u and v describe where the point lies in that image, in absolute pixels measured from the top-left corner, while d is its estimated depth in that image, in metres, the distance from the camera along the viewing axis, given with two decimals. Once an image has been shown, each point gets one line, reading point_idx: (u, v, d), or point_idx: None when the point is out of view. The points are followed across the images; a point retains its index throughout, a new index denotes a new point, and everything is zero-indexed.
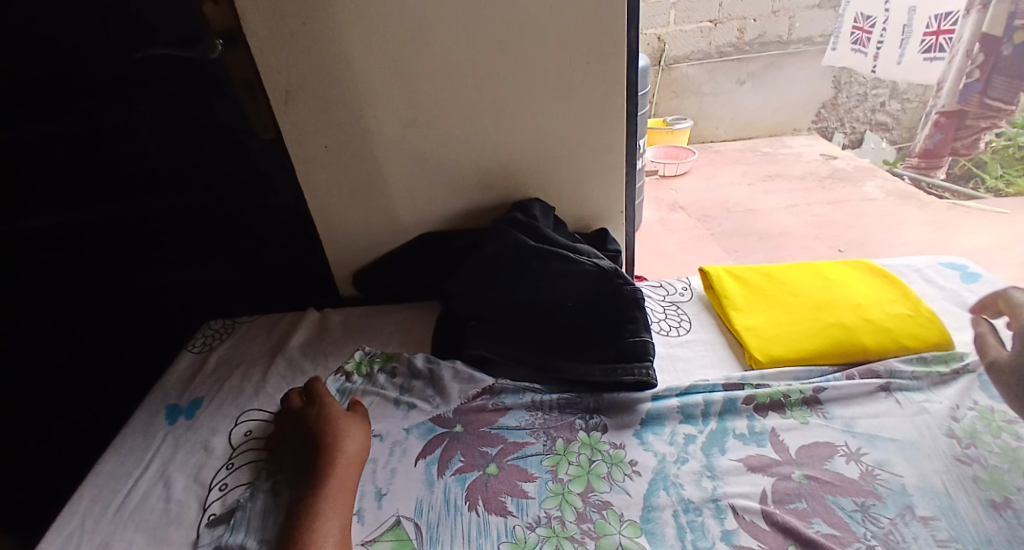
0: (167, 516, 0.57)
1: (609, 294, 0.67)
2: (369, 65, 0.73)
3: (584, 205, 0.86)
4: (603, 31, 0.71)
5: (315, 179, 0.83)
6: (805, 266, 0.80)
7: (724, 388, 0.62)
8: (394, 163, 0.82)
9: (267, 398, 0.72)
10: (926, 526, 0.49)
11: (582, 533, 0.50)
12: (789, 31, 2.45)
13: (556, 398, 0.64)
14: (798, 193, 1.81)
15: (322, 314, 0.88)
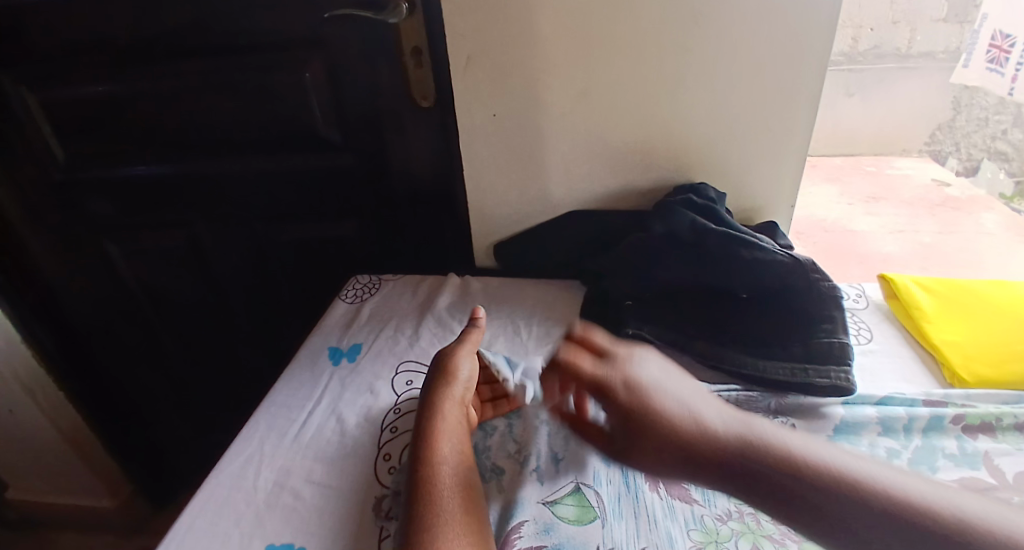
0: (344, 450, 0.59)
1: (802, 287, 0.64)
2: (557, 33, 0.73)
3: (749, 193, 0.84)
4: (809, 8, 0.68)
5: (475, 146, 0.84)
6: (1002, 284, 0.73)
7: (926, 404, 0.58)
8: (560, 136, 0.81)
9: (422, 350, 0.73)
10: None
11: (782, 534, 0.48)
12: (910, 44, 2.10)
13: (731, 389, 0.62)
14: (904, 217, 1.70)
15: (463, 279, 0.88)
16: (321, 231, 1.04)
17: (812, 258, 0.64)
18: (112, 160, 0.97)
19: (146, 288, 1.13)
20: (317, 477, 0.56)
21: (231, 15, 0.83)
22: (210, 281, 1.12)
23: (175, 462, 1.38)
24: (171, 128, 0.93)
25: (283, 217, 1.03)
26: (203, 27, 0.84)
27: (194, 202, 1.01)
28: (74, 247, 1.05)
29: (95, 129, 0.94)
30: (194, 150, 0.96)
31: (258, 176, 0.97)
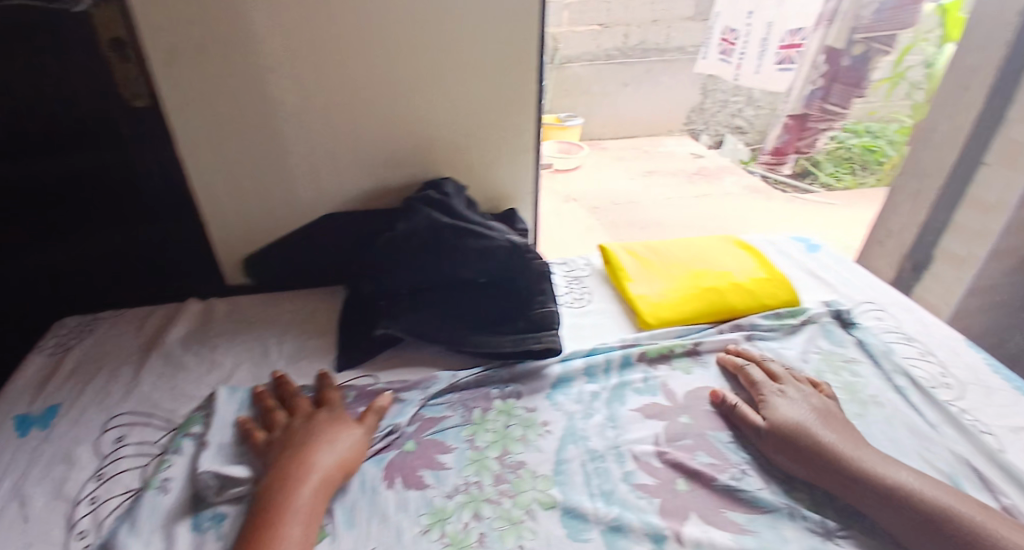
0: (21, 538, 0.49)
1: (522, 267, 0.70)
2: (269, 27, 0.68)
3: (495, 186, 0.89)
4: (516, 15, 0.74)
5: (201, 149, 0.75)
6: (683, 243, 0.92)
7: (620, 348, 0.71)
8: (295, 136, 0.77)
9: (141, 398, 0.64)
10: None
11: (500, 494, 0.53)
12: (666, 39, 2.56)
13: (468, 372, 0.67)
14: (673, 185, 1.99)
15: (206, 304, 0.79)
16: None
17: (529, 240, 0.71)
18: None
19: None
20: None
21: None
22: None
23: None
24: None
25: None
26: None
27: None
28: None
29: None
30: None
31: None
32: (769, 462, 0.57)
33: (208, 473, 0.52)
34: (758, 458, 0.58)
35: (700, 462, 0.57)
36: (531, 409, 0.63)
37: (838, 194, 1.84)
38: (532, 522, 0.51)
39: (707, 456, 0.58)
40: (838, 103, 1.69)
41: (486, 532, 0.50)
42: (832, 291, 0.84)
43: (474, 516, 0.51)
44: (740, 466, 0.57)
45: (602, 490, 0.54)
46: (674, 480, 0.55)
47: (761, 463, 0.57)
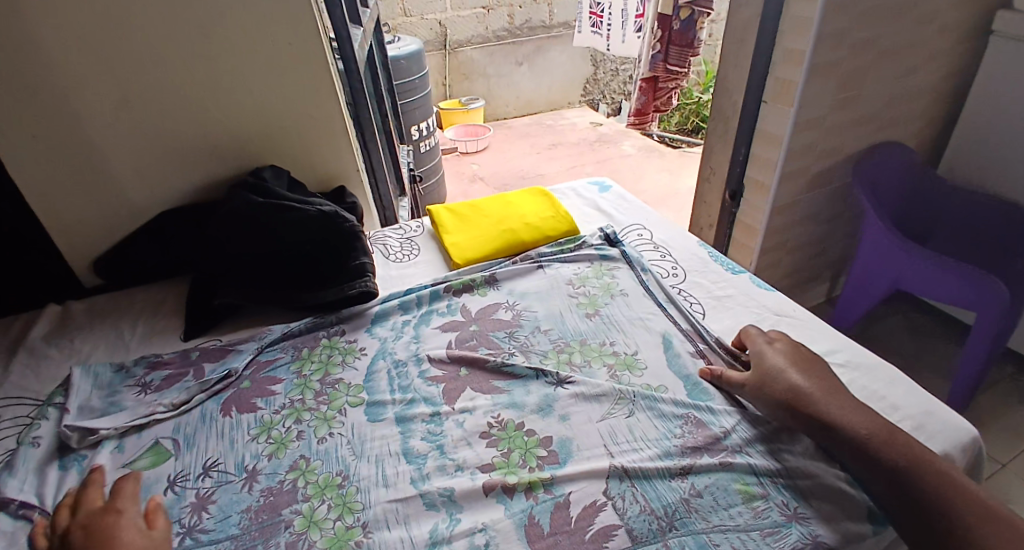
0: None
1: (333, 230, 0.85)
2: (65, 51, 0.77)
3: (322, 166, 1.03)
4: (295, 16, 0.88)
5: (29, 166, 0.84)
6: (495, 197, 1.11)
7: (431, 286, 0.88)
8: (117, 144, 0.87)
9: (8, 385, 0.73)
10: (546, 334, 0.79)
11: (317, 402, 0.69)
12: (549, 18, 3.84)
13: (300, 322, 0.82)
14: (575, 158, 3.43)
15: (66, 306, 0.89)
16: None
17: (338, 208, 0.86)
18: None
19: None
20: None
21: None
22: None
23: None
24: None
25: None
26: None
27: None
28: None
29: None
30: None
31: None
32: (531, 345, 0.77)
33: (68, 428, 0.65)
34: (523, 344, 0.77)
35: (483, 353, 0.75)
36: (352, 341, 0.78)
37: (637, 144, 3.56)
38: (342, 416, 0.67)
39: (487, 348, 0.76)
40: (676, 64, 1.98)
41: (304, 430, 0.66)
42: (611, 220, 1.07)
43: (295, 421, 0.67)
44: (511, 353, 0.75)
45: (401, 385, 0.71)
46: (459, 368, 0.73)
47: (525, 346, 0.77)
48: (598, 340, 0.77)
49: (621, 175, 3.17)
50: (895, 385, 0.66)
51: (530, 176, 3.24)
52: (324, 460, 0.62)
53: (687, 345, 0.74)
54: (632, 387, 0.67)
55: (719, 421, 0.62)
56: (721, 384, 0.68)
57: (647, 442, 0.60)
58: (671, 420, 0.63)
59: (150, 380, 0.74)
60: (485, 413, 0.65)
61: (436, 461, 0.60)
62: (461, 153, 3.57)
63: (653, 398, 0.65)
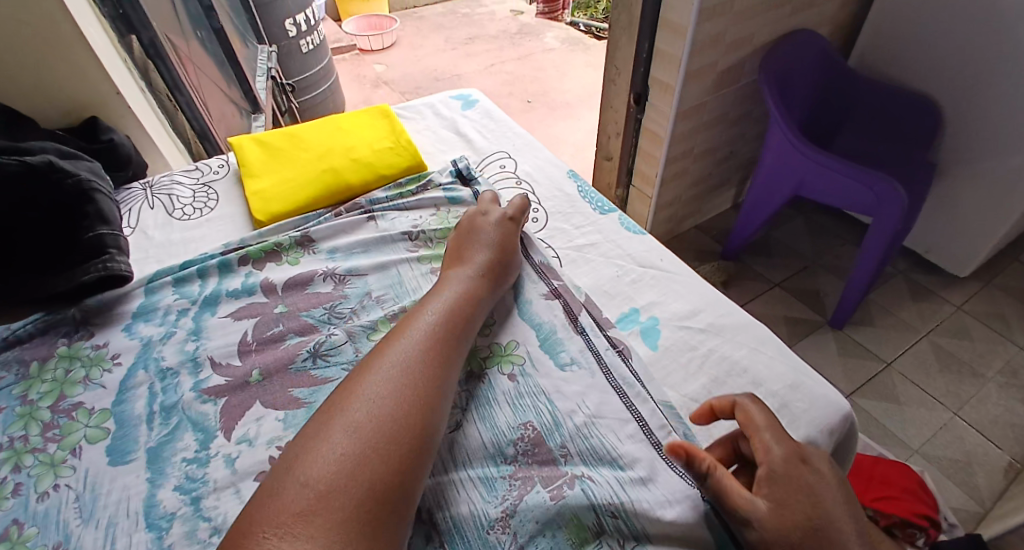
0: None
1: (52, 192, 0.62)
2: None
3: (65, 95, 0.78)
4: None
5: None
6: (325, 120, 0.88)
7: (221, 254, 0.68)
8: None
9: None
10: (376, 300, 0.63)
11: (45, 441, 0.50)
12: None
13: (30, 319, 0.60)
14: (491, 54, 3.06)
15: None
16: None
17: (55, 158, 0.62)
18: None
19: None
20: None
21: None
22: None
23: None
24: None
25: None
26: None
27: None
28: None
29: None
30: None
31: None
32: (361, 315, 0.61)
33: None
34: (348, 318, 0.61)
35: (289, 343, 0.58)
36: (101, 345, 0.59)
37: (560, 35, 3.22)
38: (75, 459, 0.49)
39: (297, 335, 0.59)
40: None
41: (23, 482, 0.48)
42: (468, 147, 0.88)
43: (12, 470, 0.48)
44: (328, 332, 0.59)
45: (164, 405, 0.53)
46: (250, 372, 0.55)
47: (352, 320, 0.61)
48: None
49: (542, 73, 2.87)
50: (759, 352, 0.54)
51: (445, 78, 2.86)
52: (42, 528, 0.45)
53: (540, 287, 0.62)
54: (478, 360, 0.54)
55: (577, 379, 0.53)
56: (577, 330, 0.57)
57: (466, 470, 0.46)
58: (505, 435, 0.48)
59: None
60: (268, 443, 0.50)
61: (184, 525, 0.45)
62: (361, 51, 3.10)
63: (493, 378, 0.53)
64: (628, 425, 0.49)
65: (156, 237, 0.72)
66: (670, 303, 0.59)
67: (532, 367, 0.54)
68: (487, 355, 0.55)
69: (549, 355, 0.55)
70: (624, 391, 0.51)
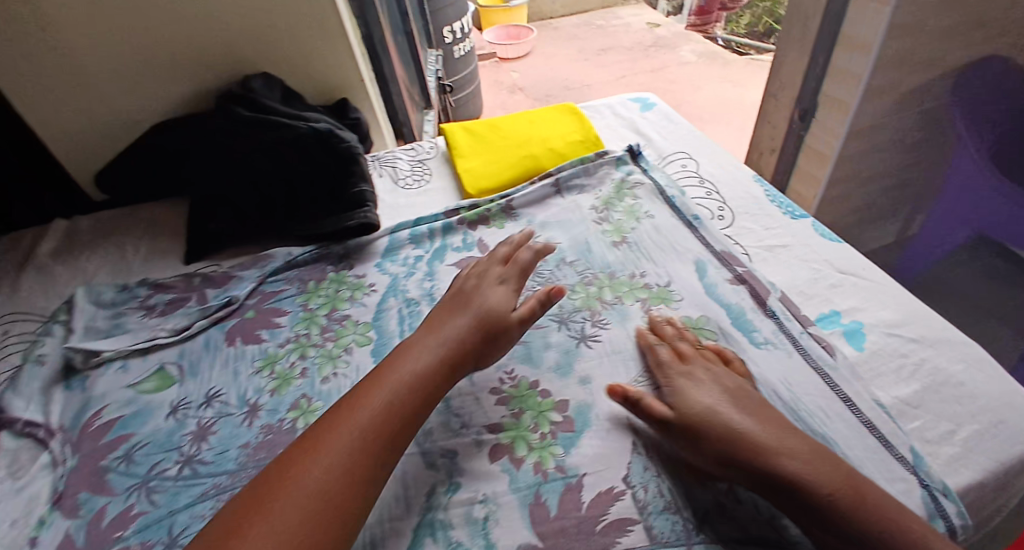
0: None
1: (329, 152, 0.84)
2: None
3: (325, 78, 0.99)
4: None
5: (15, 81, 0.86)
6: (521, 113, 1.00)
7: (444, 217, 0.87)
8: (101, 55, 0.86)
9: (13, 304, 0.81)
10: (570, 266, 0.75)
11: (323, 339, 0.72)
12: None
13: (305, 250, 0.83)
14: (628, 63, 3.09)
15: (72, 223, 0.96)
16: None
17: (332, 128, 0.84)
18: None
19: None
20: None
21: None
22: None
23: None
24: None
25: None
26: None
27: None
28: None
29: None
30: None
31: None
32: (552, 272, 0.75)
33: (103, 364, 0.71)
34: (546, 278, 0.74)
35: None
36: (360, 275, 0.80)
37: (701, 47, 3.15)
38: (347, 355, 0.70)
39: None
40: None
41: (309, 366, 0.69)
42: (647, 146, 0.94)
43: (300, 356, 0.70)
44: (532, 287, 0.72)
45: (410, 324, 0.73)
46: None
47: (548, 279, 0.74)
48: (626, 272, 0.73)
49: (681, 85, 2.83)
50: (978, 369, 0.54)
51: (581, 84, 2.95)
52: (323, 402, 0.64)
53: (725, 273, 0.70)
54: (674, 331, 0.64)
55: (773, 356, 0.58)
56: (766, 314, 0.63)
57: None
58: None
59: (154, 303, 0.79)
60: (496, 367, 0.64)
61: (439, 416, 0.60)
62: (504, 57, 3.29)
63: (691, 347, 0.62)
64: (837, 405, 0.52)
65: (388, 199, 0.93)
66: (871, 310, 0.62)
67: (726, 342, 0.61)
68: (681, 326, 0.64)
69: (743, 334, 0.61)
70: (823, 372, 0.55)
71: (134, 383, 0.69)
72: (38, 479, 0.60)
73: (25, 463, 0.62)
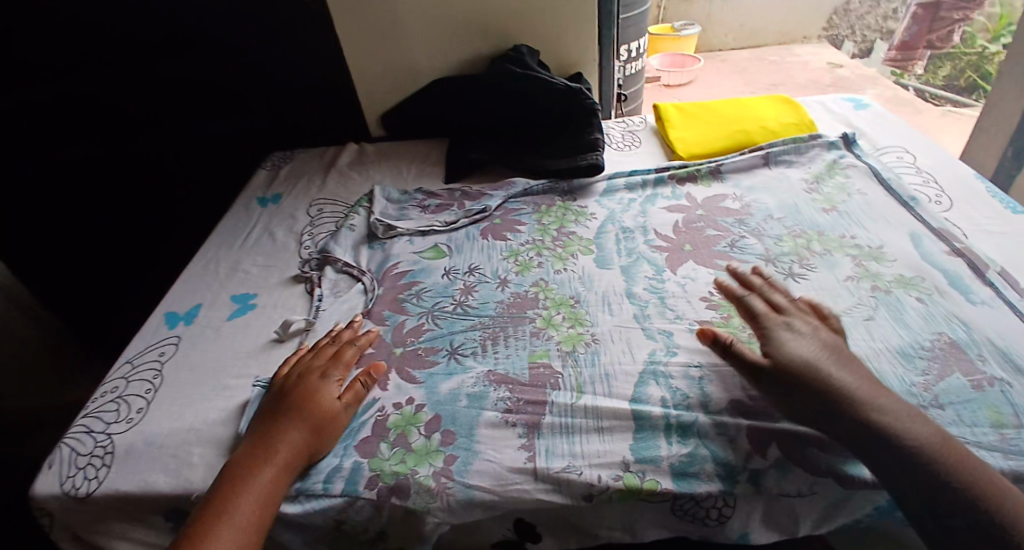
0: (276, 246, 0.98)
1: (573, 105, 1.08)
2: None
3: (567, 54, 1.24)
4: None
5: (355, 34, 1.18)
6: (734, 99, 1.15)
7: (657, 172, 1.00)
8: (417, 21, 1.16)
9: (326, 193, 1.11)
10: (778, 221, 0.86)
11: (555, 244, 0.90)
12: None
13: (539, 183, 1.03)
14: None
15: (359, 146, 1.27)
16: (252, 126, 1.34)
17: (580, 87, 1.08)
18: (66, 72, 1.22)
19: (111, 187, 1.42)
20: (256, 263, 0.94)
21: None
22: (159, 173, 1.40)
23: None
24: (114, 37, 1.18)
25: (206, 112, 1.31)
26: None
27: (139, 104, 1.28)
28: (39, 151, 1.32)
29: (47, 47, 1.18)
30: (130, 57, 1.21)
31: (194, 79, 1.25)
32: (760, 224, 0.86)
33: (395, 237, 0.96)
34: (755, 227, 0.86)
35: (708, 233, 0.86)
36: (583, 206, 0.98)
37: None
38: (575, 259, 0.86)
39: (713, 229, 0.86)
40: None
41: (545, 261, 0.87)
42: (861, 138, 1.02)
43: (537, 252, 0.89)
44: (741, 235, 0.84)
45: (626, 244, 0.87)
46: (681, 243, 0.85)
47: (755, 228, 0.85)
48: (837, 232, 0.82)
49: None
50: None
51: None
52: (559, 285, 0.81)
53: (941, 246, 0.77)
54: (885, 281, 0.73)
55: (989, 314, 0.66)
56: (984, 282, 0.70)
57: (889, 346, 0.64)
58: (921, 334, 0.65)
59: (427, 204, 1.04)
60: (707, 284, 0.77)
61: (657, 308, 0.75)
62: None
63: (904, 296, 0.70)
64: None
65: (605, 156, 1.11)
66: None
67: (940, 297, 0.69)
68: (894, 279, 0.73)
69: (960, 294, 0.69)
70: None
71: (417, 252, 0.92)
72: (356, 297, 0.84)
73: (343, 287, 0.87)
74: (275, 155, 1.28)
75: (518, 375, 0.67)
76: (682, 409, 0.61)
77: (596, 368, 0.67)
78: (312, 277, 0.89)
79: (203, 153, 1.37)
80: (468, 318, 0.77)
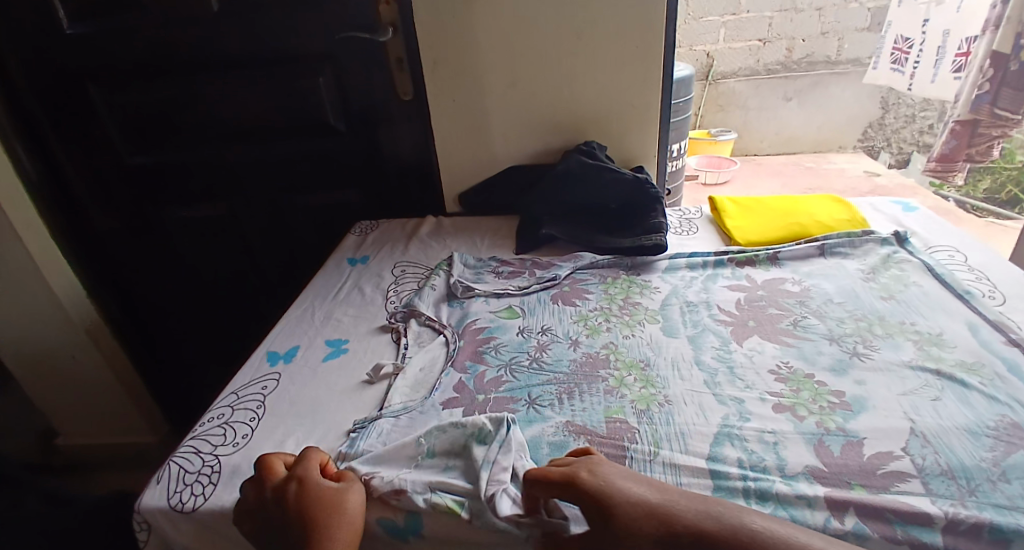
0: (365, 299, 1.08)
1: (638, 193, 1.21)
2: (494, 60, 1.27)
3: (630, 150, 1.38)
4: (641, 33, 1.22)
5: (443, 125, 1.36)
6: (785, 197, 1.25)
7: (715, 255, 1.09)
8: (499, 116, 1.34)
9: (408, 256, 1.23)
10: (838, 305, 0.91)
11: (621, 311, 0.97)
12: (838, 52, 2.91)
13: (605, 257, 1.13)
14: None
15: (437, 219, 1.41)
16: (344, 199, 1.52)
17: (646, 178, 1.21)
18: (196, 143, 1.44)
19: (212, 241, 1.60)
20: (346, 312, 1.05)
21: (281, 37, 1.29)
22: (253, 232, 1.58)
23: (193, 385, 1.84)
24: (241, 120, 1.40)
25: (305, 182, 1.50)
26: (268, 58, 1.31)
27: (250, 173, 1.48)
28: (160, 206, 1.53)
29: (187, 126, 1.40)
30: (251, 135, 1.43)
31: (299, 154, 1.45)
32: (819, 306, 0.91)
33: (474, 295, 1.05)
34: (815, 309, 0.91)
35: (770, 311, 0.92)
36: (647, 280, 1.06)
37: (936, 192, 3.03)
38: (642, 326, 0.93)
39: (775, 308, 0.92)
40: (1008, 109, 1.36)
41: (613, 327, 0.93)
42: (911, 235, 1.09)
43: (606, 318, 0.96)
44: (803, 315, 0.90)
45: (691, 316, 0.94)
46: (744, 318, 0.91)
47: (814, 309, 0.91)
48: (897, 317, 0.86)
49: None
50: None
51: None
52: (628, 349, 0.87)
53: (999, 336, 0.80)
54: (950, 365, 0.75)
55: None
56: None
57: (957, 426, 0.66)
58: (986, 416, 0.67)
59: (501, 271, 1.14)
60: (773, 357, 0.81)
61: (726, 375, 0.79)
62: None
63: (969, 380, 0.72)
64: None
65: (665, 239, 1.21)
66: None
67: (1004, 383, 0.71)
68: (958, 364, 0.75)
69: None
70: None
71: (494, 311, 1.01)
72: (437, 347, 0.92)
73: (426, 339, 0.94)
74: (361, 222, 1.43)
75: (595, 426, 0.72)
76: (759, 471, 0.63)
77: (671, 426, 0.71)
78: (398, 327, 0.98)
79: (297, 216, 1.55)
80: (542, 372, 0.83)
